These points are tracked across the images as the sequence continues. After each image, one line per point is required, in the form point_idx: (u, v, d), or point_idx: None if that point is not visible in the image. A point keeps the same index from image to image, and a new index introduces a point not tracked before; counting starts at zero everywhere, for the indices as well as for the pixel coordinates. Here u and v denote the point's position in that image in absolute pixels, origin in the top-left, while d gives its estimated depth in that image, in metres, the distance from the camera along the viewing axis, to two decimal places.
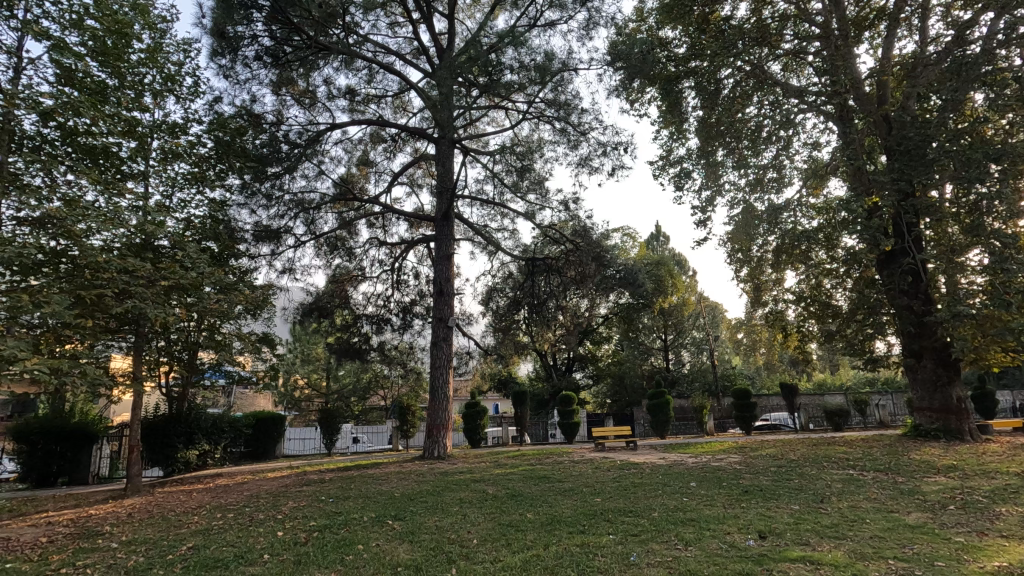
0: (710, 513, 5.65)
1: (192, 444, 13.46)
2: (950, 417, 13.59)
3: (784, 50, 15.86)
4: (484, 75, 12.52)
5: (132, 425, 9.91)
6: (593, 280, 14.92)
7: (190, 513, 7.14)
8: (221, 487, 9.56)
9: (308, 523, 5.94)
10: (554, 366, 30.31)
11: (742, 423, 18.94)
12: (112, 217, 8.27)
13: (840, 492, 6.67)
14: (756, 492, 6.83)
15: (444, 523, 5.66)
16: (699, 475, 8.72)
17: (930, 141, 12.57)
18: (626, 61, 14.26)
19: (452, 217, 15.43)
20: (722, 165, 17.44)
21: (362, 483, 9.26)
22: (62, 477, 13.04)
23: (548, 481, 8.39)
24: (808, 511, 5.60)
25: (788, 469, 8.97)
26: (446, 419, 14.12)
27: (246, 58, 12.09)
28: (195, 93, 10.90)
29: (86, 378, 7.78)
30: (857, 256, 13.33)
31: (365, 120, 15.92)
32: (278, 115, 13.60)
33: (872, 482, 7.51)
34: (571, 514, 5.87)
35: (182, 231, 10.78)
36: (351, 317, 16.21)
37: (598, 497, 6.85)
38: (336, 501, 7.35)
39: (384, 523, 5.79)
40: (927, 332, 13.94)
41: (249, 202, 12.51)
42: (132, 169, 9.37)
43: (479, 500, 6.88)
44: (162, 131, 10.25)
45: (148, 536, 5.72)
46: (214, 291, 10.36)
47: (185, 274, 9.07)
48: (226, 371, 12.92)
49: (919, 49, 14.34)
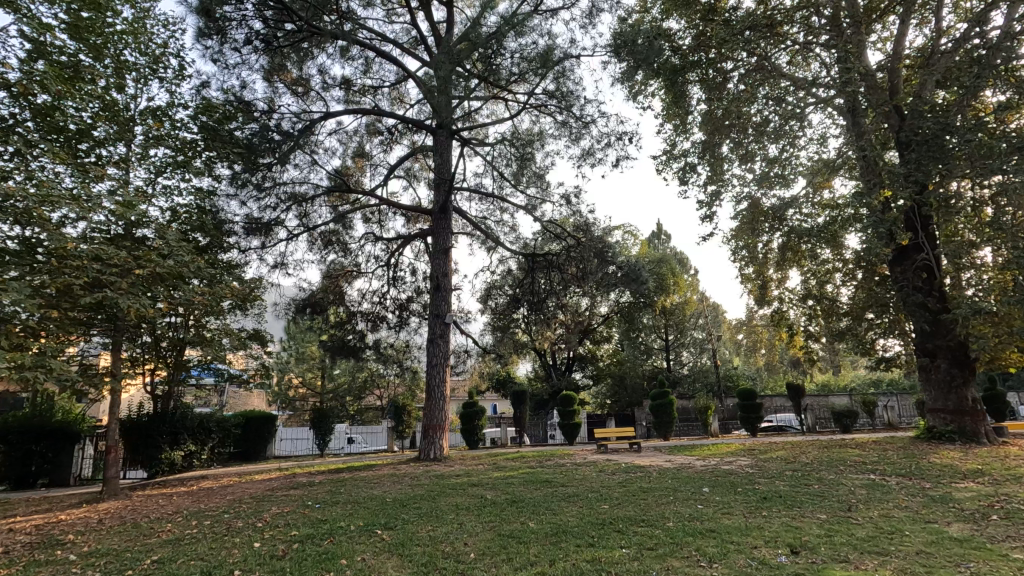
0: (731, 523, 5.17)
1: (177, 445, 12.86)
2: (965, 419, 13.08)
3: (792, 41, 15.41)
4: (484, 60, 12.07)
5: (109, 424, 9.31)
6: (595, 277, 14.44)
7: (165, 519, 6.61)
8: (203, 492, 9.00)
9: (290, 533, 5.42)
10: (554, 365, 29.76)
11: (747, 424, 18.44)
12: (87, 202, 7.80)
13: (867, 499, 6.18)
14: (777, 499, 6.32)
15: (438, 533, 5.17)
16: (711, 478, 8.25)
17: (949, 131, 12.09)
18: (631, 50, 13.77)
19: (450, 210, 14.91)
20: (727, 160, 16.97)
21: (353, 485, 8.78)
22: (42, 478, 12.50)
23: (550, 485, 7.90)
24: (837, 522, 5.10)
25: (804, 474, 8.47)
26: (443, 419, 13.55)
27: (234, 42, 11.58)
28: (181, 77, 10.41)
29: (51, 375, 7.18)
30: (872, 251, 12.83)
31: (361, 112, 15.46)
32: (269, 103, 13.11)
33: (896, 487, 7.02)
34: (577, 523, 5.36)
35: (167, 221, 10.26)
36: (346, 314, 15.64)
37: (605, 503, 6.37)
38: (323, 507, 6.81)
39: (373, 533, 5.30)
40: (940, 331, 13.45)
41: (239, 193, 12.07)
42: (112, 154, 8.87)
43: (478, 507, 6.39)
44: (145, 114, 9.75)
45: (110, 548, 5.19)
46: (198, 283, 9.81)
47: (162, 263, 8.51)
48: (215, 369, 12.53)
49: (933, 40, 13.86)
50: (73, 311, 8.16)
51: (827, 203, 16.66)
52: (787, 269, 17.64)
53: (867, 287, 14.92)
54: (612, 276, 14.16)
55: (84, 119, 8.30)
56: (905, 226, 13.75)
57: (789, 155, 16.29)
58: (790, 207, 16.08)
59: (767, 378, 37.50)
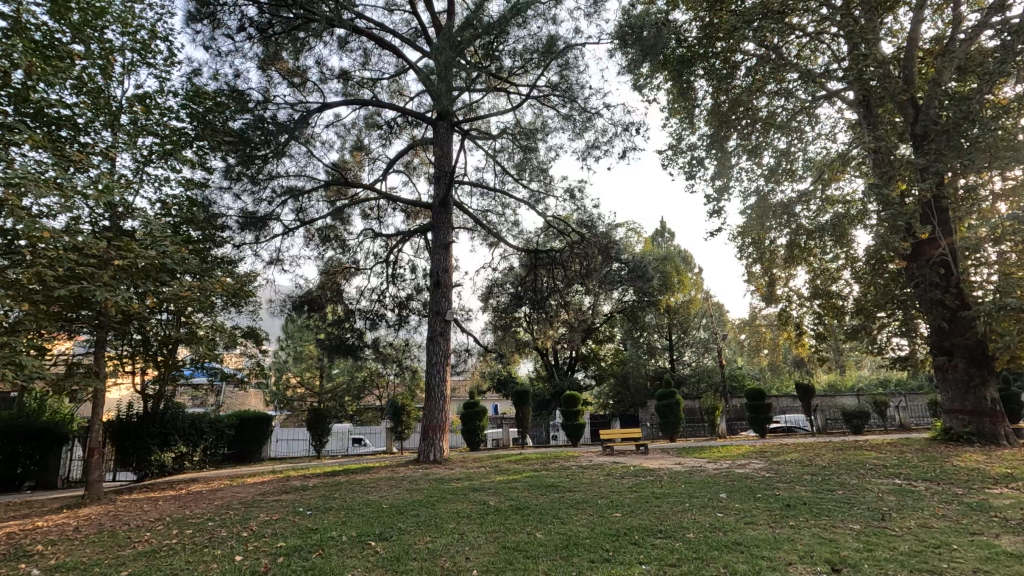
0: (756, 534, 4.74)
1: (168, 446, 12.40)
2: (985, 420, 12.60)
3: (803, 32, 14.96)
4: (485, 49, 11.63)
5: (93, 424, 8.88)
6: (599, 273, 14.03)
7: (143, 527, 6.20)
8: (191, 495, 8.59)
9: (276, 544, 4.98)
10: (556, 365, 29.33)
11: (756, 425, 17.99)
12: (63, 188, 7.36)
13: (898, 507, 5.73)
14: (802, 506, 5.87)
15: (437, 545, 4.74)
16: (726, 482, 7.80)
17: (969, 121, 11.61)
18: (637, 41, 13.34)
19: (451, 205, 14.46)
20: (734, 154, 16.52)
21: (348, 490, 8.32)
22: (27, 481, 12.08)
23: (556, 490, 7.46)
24: (875, 533, 4.68)
25: (824, 478, 8.02)
26: (443, 420, 13.14)
27: (227, 29, 11.16)
28: (170, 63, 10.04)
29: (24, 372, 6.73)
30: (886, 245, 12.39)
31: (360, 104, 15.06)
32: (264, 93, 12.72)
33: (927, 494, 6.55)
34: (589, 535, 4.92)
35: (156, 213, 9.84)
36: (344, 312, 15.18)
37: (617, 511, 5.93)
38: (314, 514, 6.39)
39: (366, 544, 4.88)
40: (958, 329, 12.99)
41: (234, 186, 11.67)
42: (95, 140, 8.50)
43: (480, 514, 5.97)
44: (130, 100, 9.39)
45: (78, 561, 4.75)
46: (188, 277, 9.42)
47: (143, 253, 8.05)
48: (207, 367, 12.10)
49: (950, 29, 13.38)
50: (52, 305, 7.75)
51: (837, 198, 16.21)
52: (795, 267, 17.22)
53: (881, 284, 14.45)
54: (616, 274, 13.75)
55: (59, 100, 7.88)
56: (922, 219, 13.30)
57: (798, 149, 15.85)
58: (799, 203, 15.62)
59: (771, 378, 37.02)
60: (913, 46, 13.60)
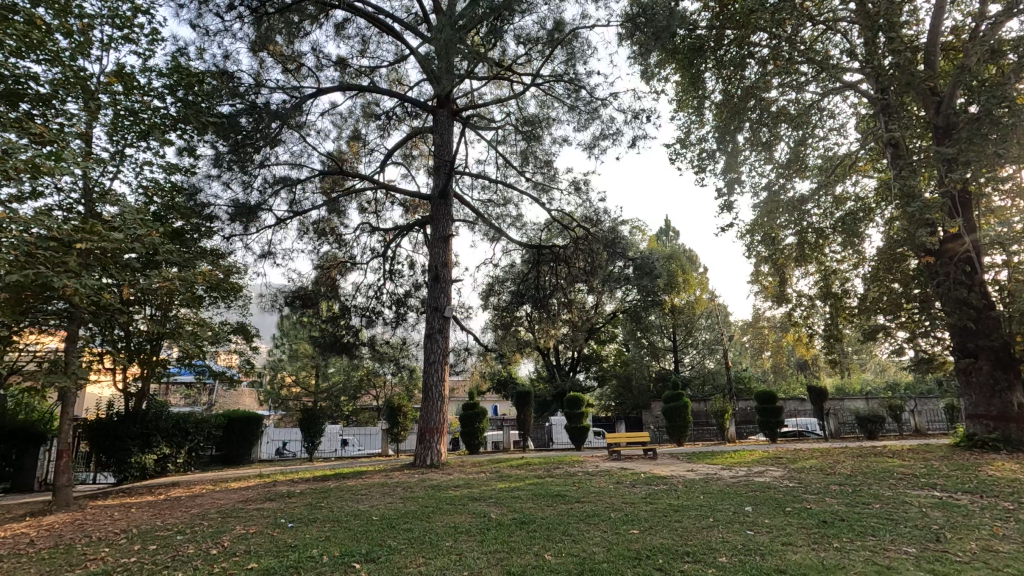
0: (801, 559, 4.12)
1: (150, 448, 11.73)
2: (1011, 425, 11.96)
3: (817, 20, 14.31)
4: (489, 31, 10.93)
5: (65, 424, 8.23)
6: (603, 270, 13.35)
7: (104, 541, 5.55)
8: (168, 502, 7.97)
9: (247, 566, 4.34)
10: (557, 366, 28.68)
11: (766, 429, 17.34)
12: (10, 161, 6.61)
13: (950, 526, 5.10)
14: (840, 523, 5.27)
15: (431, 569, 4.12)
16: (748, 493, 7.13)
17: (1001, 108, 10.89)
18: (649, 25, 12.66)
19: (451, 196, 13.79)
20: (745, 148, 15.88)
21: (336, 498, 7.67)
22: (3, 483, 11.39)
23: (563, 501, 6.81)
24: (936, 559, 4.07)
25: (853, 489, 7.36)
26: (441, 422, 12.47)
27: (215, 7, 10.54)
28: (152, 39, 9.43)
29: None
30: (910, 240, 11.74)
31: (357, 92, 14.44)
32: (255, 78, 12.10)
33: (976, 509, 5.91)
34: (605, 557, 4.29)
35: (135, 199, 9.21)
36: (340, 309, 14.46)
37: (633, 527, 5.31)
38: (296, 527, 5.77)
39: (350, 566, 4.27)
40: (984, 329, 12.35)
41: (223, 174, 11.02)
42: (64, 114, 7.84)
43: (480, 529, 5.37)
44: (105, 75, 8.74)
45: None
46: (168, 265, 8.79)
47: (110, 237, 7.37)
48: (194, 365, 11.44)
49: (974, 17, 12.73)
50: (11, 294, 7.13)
51: (851, 194, 15.61)
52: (807, 266, 16.55)
53: (899, 284, 13.77)
54: (620, 272, 13.03)
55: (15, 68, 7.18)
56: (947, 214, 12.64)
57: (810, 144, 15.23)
58: (812, 200, 14.99)
59: (777, 380, 36.35)
60: (935, 34, 12.99)
